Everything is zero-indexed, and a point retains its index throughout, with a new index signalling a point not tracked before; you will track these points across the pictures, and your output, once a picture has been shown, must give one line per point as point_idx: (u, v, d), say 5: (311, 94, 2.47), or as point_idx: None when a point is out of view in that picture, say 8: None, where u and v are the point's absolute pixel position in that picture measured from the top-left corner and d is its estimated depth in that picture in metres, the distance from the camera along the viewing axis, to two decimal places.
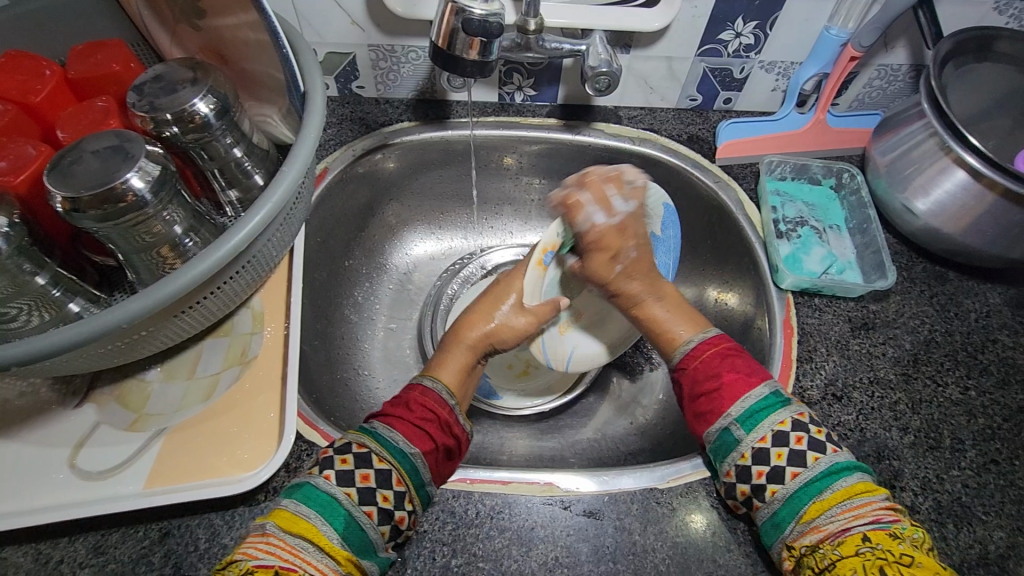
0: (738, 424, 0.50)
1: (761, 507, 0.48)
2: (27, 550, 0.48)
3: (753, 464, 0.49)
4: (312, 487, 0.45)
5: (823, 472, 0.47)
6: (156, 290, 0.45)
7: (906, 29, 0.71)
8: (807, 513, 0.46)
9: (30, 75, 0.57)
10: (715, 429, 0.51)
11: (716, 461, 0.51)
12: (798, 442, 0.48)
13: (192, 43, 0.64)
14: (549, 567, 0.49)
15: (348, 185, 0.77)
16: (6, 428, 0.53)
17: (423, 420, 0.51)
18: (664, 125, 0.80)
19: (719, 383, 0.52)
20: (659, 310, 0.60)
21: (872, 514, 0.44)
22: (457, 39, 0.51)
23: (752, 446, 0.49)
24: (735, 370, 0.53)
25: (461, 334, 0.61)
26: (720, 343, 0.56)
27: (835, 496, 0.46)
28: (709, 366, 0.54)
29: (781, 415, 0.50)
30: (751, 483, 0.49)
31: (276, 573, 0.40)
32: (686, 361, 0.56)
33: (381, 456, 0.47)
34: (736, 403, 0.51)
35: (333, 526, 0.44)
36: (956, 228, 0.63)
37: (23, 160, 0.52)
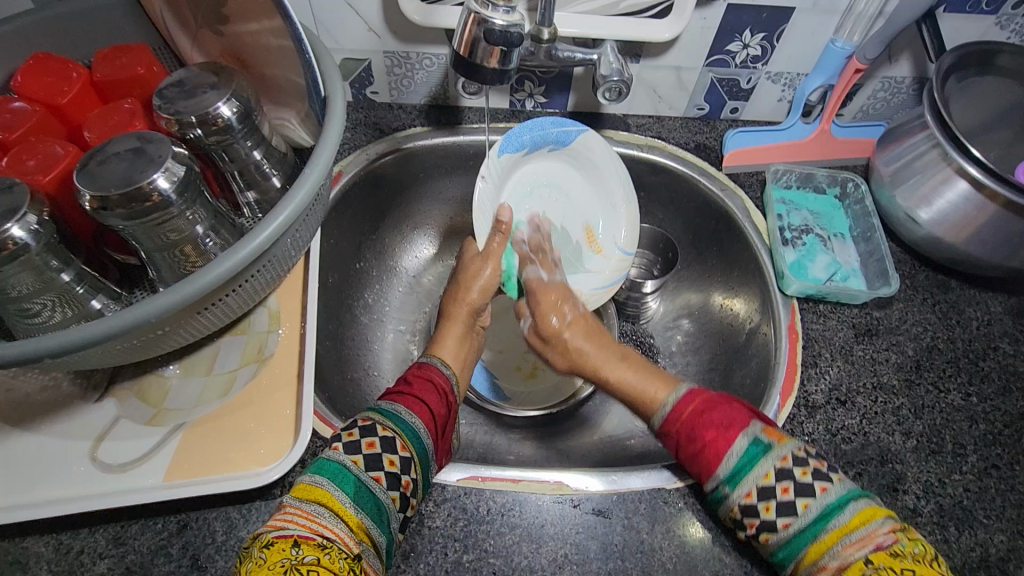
0: (726, 483, 0.47)
1: (760, 545, 0.47)
2: (48, 540, 0.50)
3: (743, 517, 0.46)
4: (324, 460, 0.46)
5: (816, 516, 0.43)
6: (183, 286, 0.47)
7: (911, 42, 0.72)
8: (809, 555, 0.43)
9: (57, 77, 0.59)
10: (708, 488, 0.49)
11: (715, 507, 0.49)
12: (785, 491, 0.45)
13: (213, 48, 0.65)
14: (559, 564, 0.50)
15: (361, 188, 0.78)
16: (28, 421, 0.54)
17: (422, 391, 0.55)
18: (672, 133, 0.82)
19: (704, 442, 0.49)
20: (631, 374, 0.58)
21: (871, 540, 0.41)
22: (478, 48, 0.52)
23: (740, 501, 0.46)
24: (716, 426, 0.49)
25: (452, 312, 0.66)
26: (699, 396, 0.51)
27: (831, 536, 0.43)
28: (694, 424, 0.50)
29: (763, 468, 0.46)
30: (744, 530, 0.47)
31: (296, 543, 0.39)
32: (670, 418, 0.52)
33: (385, 425, 0.49)
34: (721, 464, 0.48)
35: (345, 491, 0.44)
36: (958, 237, 0.65)
37: (50, 160, 0.54)
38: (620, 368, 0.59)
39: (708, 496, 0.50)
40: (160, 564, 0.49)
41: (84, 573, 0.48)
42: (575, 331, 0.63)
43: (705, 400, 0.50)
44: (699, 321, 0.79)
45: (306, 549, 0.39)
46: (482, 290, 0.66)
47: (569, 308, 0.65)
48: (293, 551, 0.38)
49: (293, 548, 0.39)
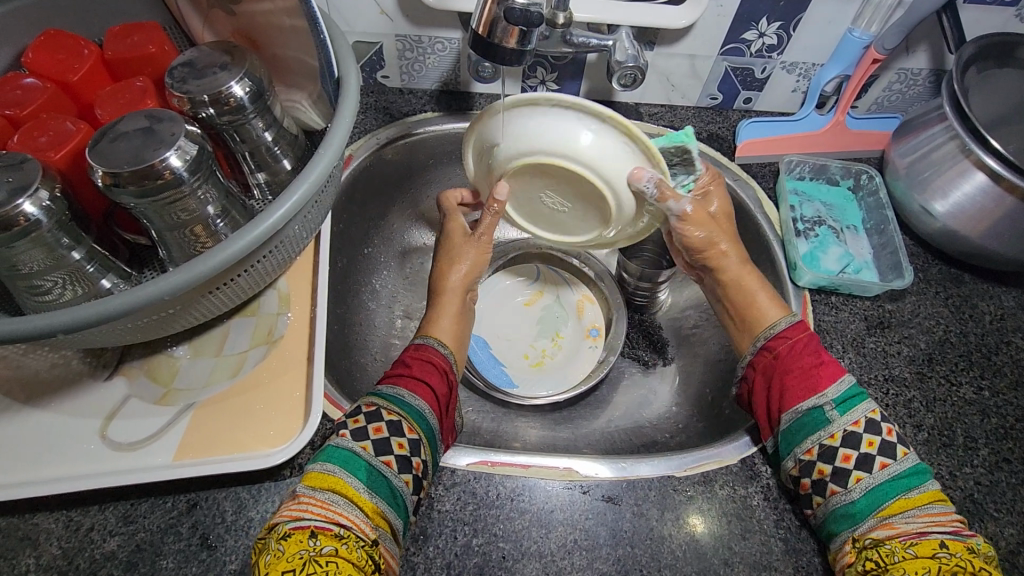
0: (833, 405, 0.51)
1: (836, 493, 0.48)
2: (58, 517, 0.50)
3: (841, 446, 0.49)
4: (333, 447, 0.46)
5: (910, 468, 0.48)
6: (195, 265, 0.46)
7: (929, 33, 0.71)
8: (887, 509, 0.46)
9: (68, 54, 0.58)
10: (806, 408, 0.52)
11: (795, 438, 0.51)
12: (889, 434, 0.49)
13: (225, 28, 0.65)
14: (568, 549, 0.50)
15: (371, 172, 0.78)
16: (38, 398, 0.54)
17: (420, 371, 0.54)
18: (684, 123, 0.81)
19: (820, 365, 0.54)
20: (758, 292, 0.60)
21: (949, 524, 0.45)
22: (497, 28, 0.51)
23: (845, 428, 0.50)
24: (819, 358, 0.54)
25: (443, 286, 0.63)
26: (808, 330, 0.57)
27: (920, 497, 0.47)
28: (799, 353, 0.55)
29: (872, 403, 0.51)
30: (832, 466, 0.49)
31: (312, 534, 0.41)
32: (770, 346, 0.56)
33: (390, 409, 0.49)
34: (832, 384, 0.52)
35: (357, 477, 0.45)
36: (974, 230, 0.64)
37: (62, 136, 0.54)
38: (754, 282, 0.61)
39: (790, 420, 0.52)
40: (170, 542, 0.49)
41: (94, 550, 0.48)
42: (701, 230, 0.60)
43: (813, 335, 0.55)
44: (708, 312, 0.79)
45: (323, 540, 0.40)
46: (477, 262, 0.64)
47: (716, 198, 0.64)
48: (310, 542, 0.40)
49: (311, 540, 0.40)
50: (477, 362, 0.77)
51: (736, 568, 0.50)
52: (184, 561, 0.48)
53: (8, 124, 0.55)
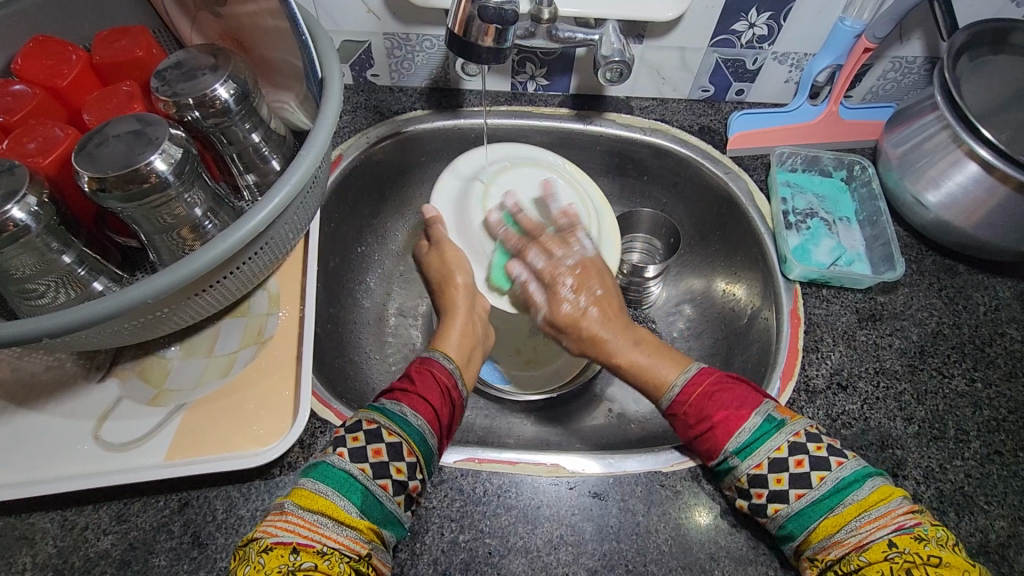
0: (735, 455, 0.49)
1: (767, 521, 0.48)
2: (53, 516, 0.51)
3: (751, 487, 0.48)
4: (327, 466, 0.46)
5: (832, 488, 0.46)
6: (179, 268, 0.47)
7: (922, 21, 0.70)
8: (818, 530, 0.45)
9: (56, 59, 0.59)
10: (714, 462, 0.51)
11: (719, 475, 0.52)
12: (799, 465, 0.47)
13: (212, 30, 0.65)
14: (554, 544, 0.51)
15: (362, 171, 0.78)
16: (33, 400, 0.55)
17: (425, 389, 0.53)
18: (676, 116, 0.81)
19: (713, 424, 0.51)
20: (642, 356, 0.57)
21: (894, 521, 0.43)
22: (473, 26, 0.52)
23: (748, 472, 0.48)
24: (726, 408, 0.51)
25: (454, 305, 0.64)
26: (710, 377, 0.53)
27: (847, 511, 0.45)
28: (699, 406, 0.51)
29: (777, 442, 0.48)
30: (750, 502, 0.49)
31: (295, 550, 0.41)
32: (675, 407, 0.53)
33: (391, 429, 0.48)
34: (730, 439, 0.49)
35: (350, 501, 0.45)
36: (967, 221, 0.64)
37: (51, 143, 0.54)
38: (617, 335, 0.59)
39: (710, 465, 0.52)
40: (162, 540, 0.49)
41: (89, 548, 0.49)
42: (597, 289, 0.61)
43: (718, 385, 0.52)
44: (700, 305, 0.79)
45: (304, 556, 0.41)
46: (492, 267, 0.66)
47: (598, 281, 0.62)
48: (291, 557, 0.41)
49: (292, 555, 0.41)
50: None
51: (722, 562, 0.50)
52: (176, 559, 0.49)
53: None
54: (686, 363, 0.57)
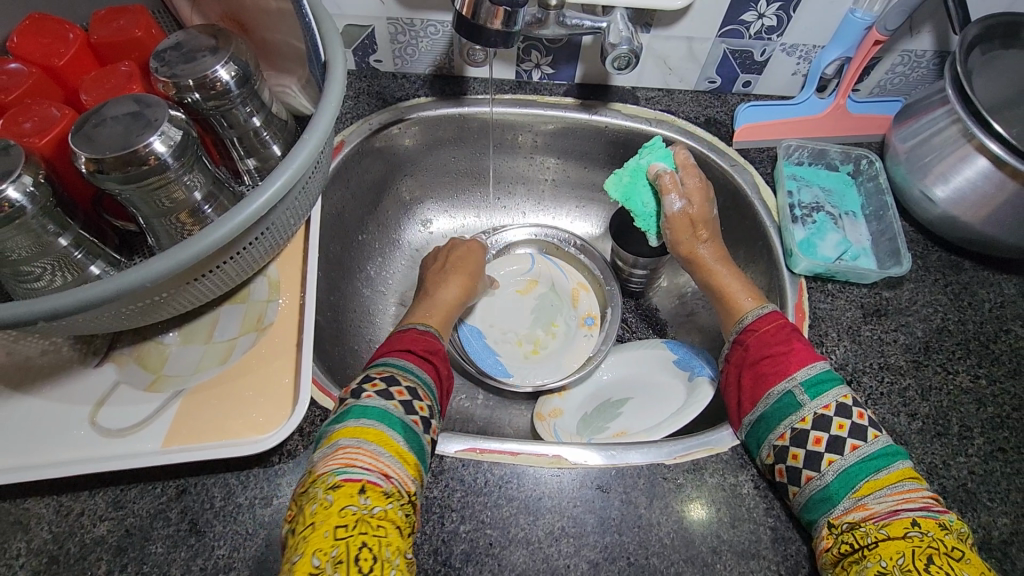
0: (802, 388, 0.51)
1: (813, 477, 0.48)
2: (49, 502, 0.50)
3: (812, 428, 0.50)
4: (385, 411, 0.46)
5: (882, 450, 0.48)
6: (179, 251, 0.46)
7: (933, 14, 0.69)
8: (861, 490, 0.46)
9: (53, 38, 0.57)
10: (778, 392, 0.52)
11: (770, 423, 0.52)
12: (861, 417, 0.50)
13: (213, 11, 0.64)
14: (556, 536, 0.50)
15: (364, 158, 0.77)
16: (28, 385, 0.54)
17: (425, 349, 0.55)
18: (682, 107, 0.80)
19: (788, 349, 0.54)
20: (729, 279, 0.63)
21: (919, 501, 0.45)
22: (482, 9, 0.50)
23: (814, 411, 0.50)
24: (801, 342, 0.55)
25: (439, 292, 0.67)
26: (781, 318, 0.57)
27: (889, 476, 0.46)
28: (768, 341, 0.55)
29: (844, 389, 0.51)
30: (806, 449, 0.49)
31: (363, 489, 0.41)
32: (742, 338, 0.57)
33: (405, 375, 0.50)
34: (803, 368, 0.52)
35: (395, 430, 0.46)
36: (975, 217, 0.63)
37: (47, 122, 0.53)
38: (723, 269, 0.64)
39: (765, 406, 0.52)
40: (159, 527, 0.49)
41: (84, 535, 0.48)
42: (703, 235, 0.65)
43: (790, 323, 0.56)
44: (702, 299, 0.79)
45: (373, 498, 0.41)
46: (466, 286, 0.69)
47: (698, 198, 0.64)
48: (361, 498, 0.40)
49: (361, 496, 0.40)
50: (472, 352, 0.76)
51: (724, 555, 0.50)
52: (173, 547, 0.48)
53: None
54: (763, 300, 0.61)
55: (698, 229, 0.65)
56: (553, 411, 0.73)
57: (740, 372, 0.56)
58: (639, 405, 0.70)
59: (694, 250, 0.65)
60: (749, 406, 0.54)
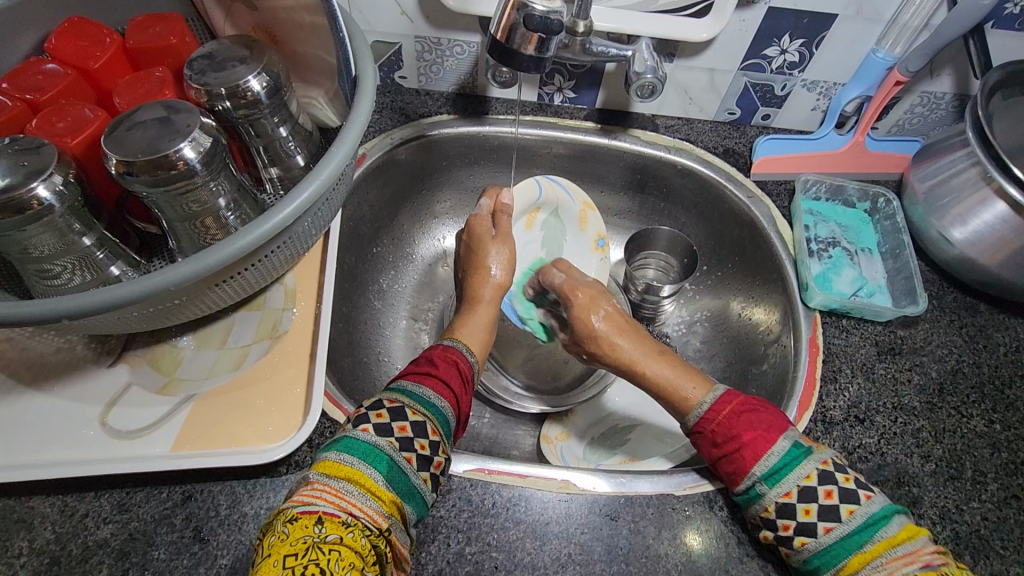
0: (761, 481, 0.49)
1: (790, 554, 0.48)
2: (54, 501, 0.50)
3: (777, 518, 0.48)
4: (353, 440, 0.45)
5: (860, 525, 0.46)
6: (206, 256, 0.46)
7: (954, 58, 0.70)
8: (846, 566, 0.45)
9: (91, 41, 0.59)
10: (741, 487, 0.50)
11: (746, 508, 0.50)
12: (828, 496, 0.47)
13: (246, 23, 0.65)
14: (562, 562, 0.50)
15: (384, 172, 0.78)
16: (41, 381, 0.54)
17: (447, 374, 0.54)
18: (701, 136, 0.81)
19: (740, 445, 0.50)
20: (668, 369, 0.57)
21: (921, 561, 0.43)
22: (516, 34, 0.52)
23: (777, 501, 0.48)
24: (755, 429, 0.51)
25: (478, 294, 0.66)
26: (736, 399, 0.53)
27: (875, 548, 0.45)
28: (727, 428, 0.52)
29: (806, 469, 0.48)
30: (776, 533, 0.48)
31: (319, 521, 0.40)
32: (699, 428, 0.54)
33: (415, 408, 0.49)
34: (759, 462, 0.49)
35: (378, 470, 0.44)
36: (992, 260, 0.63)
37: (80, 122, 0.54)
38: (650, 364, 0.59)
39: (737, 496, 0.51)
40: (163, 533, 0.48)
41: (88, 537, 0.48)
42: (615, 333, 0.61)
43: (745, 404, 0.52)
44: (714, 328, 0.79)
45: (329, 528, 0.40)
46: (507, 268, 0.67)
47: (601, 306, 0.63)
48: (316, 528, 0.40)
49: (316, 526, 0.40)
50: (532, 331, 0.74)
51: None
52: (175, 553, 0.48)
53: (26, 107, 0.56)
54: (710, 385, 0.56)
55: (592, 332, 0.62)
56: (560, 434, 0.72)
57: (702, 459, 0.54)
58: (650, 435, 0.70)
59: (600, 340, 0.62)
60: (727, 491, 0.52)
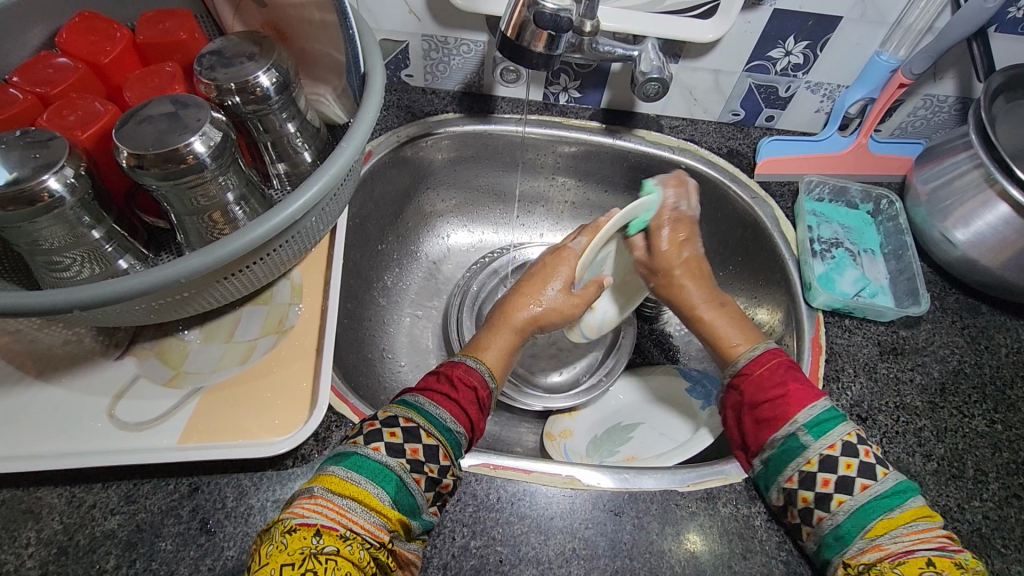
0: (806, 430, 0.50)
1: (823, 518, 0.48)
2: (61, 492, 0.50)
3: (819, 471, 0.49)
4: (360, 457, 0.46)
5: (892, 489, 0.47)
6: (214, 249, 0.47)
7: (957, 61, 0.71)
8: (873, 530, 0.46)
9: (101, 36, 0.59)
10: (783, 433, 0.51)
11: (776, 468, 0.51)
12: (867, 455, 0.49)
13: (254, 20, 0.65)
14: (566, 557, 0.50)
15: (390, 169, 0.78)
16: (49, 373, 0.54)
17: (465, 400, 0.53)
18: (705, 137, 0.81)
19: (786, 391, 0.53)
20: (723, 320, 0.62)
21: (935, 540, 0.44)
22: (526, 31, 0.52)
23: (820, 454, 0.49)
24: (799, 380, 0.53)
25: (509, 316, 0.61)
26: (778, 355, 0.56)
27: (903, 515, 0.46)
28: (777, 374, 0.54)
29: (847, 428, 0.50)
30: (815, 492, 0.48)
31: (317, 533, 0.41)
32: (749, 368, 0.56)
33: (430, 432, 0.48)
34: (803, 410, 0.51)
35: (385, 489, 0.45)
36: (994, 261, 0.64)
37: (91, 116, 0.55)
38: (710, 310, 0.63)
39: (769, 450, 0.51)
40: (170, 524, 0.49)
41: (94, 527, 0.48)
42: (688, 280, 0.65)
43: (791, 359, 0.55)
44: None
45: (327, 540, 0.40)
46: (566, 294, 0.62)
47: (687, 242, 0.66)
48: (313, 540, 0.40)
49: (315, 538, 0.40)
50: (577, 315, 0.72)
51: None
52: (182, 545, 0.48)
53: (37, 101, 0.56)
54: (755, 341, 0.60)
55: (670, 267, 0.65)
56: (563, 431, 0.73)
57: (740, 415, 0.55)
58: (653, 431, 0.70)
59: (672, 278, 0.64)
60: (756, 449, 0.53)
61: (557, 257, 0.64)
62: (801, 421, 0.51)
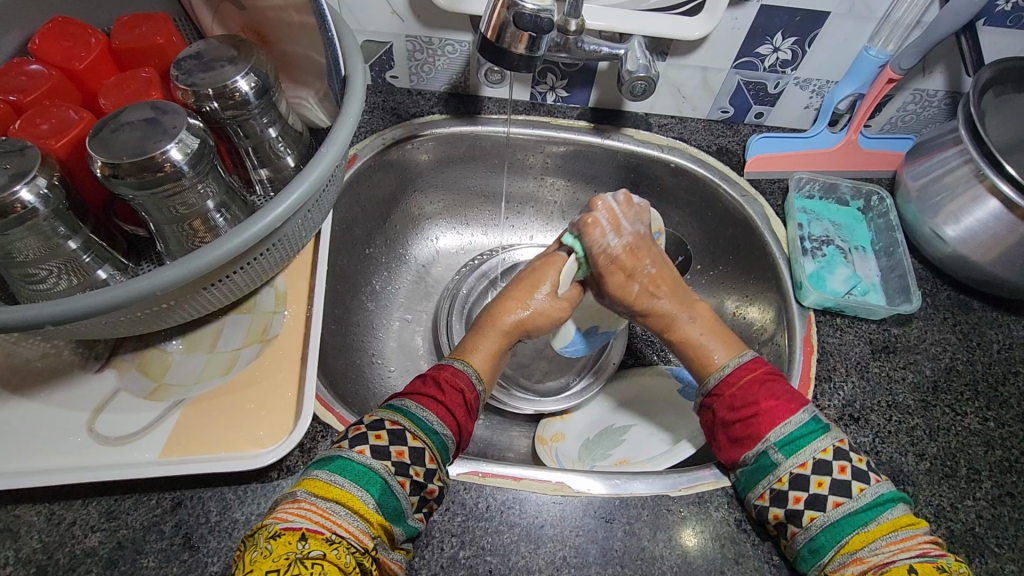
0: (777, 448, 0.50)
1: (798, 533, 0.48)
2: (40, 510, 0.49)
3: (790, 489, 0.48)
4: (346, 461, 0.45)
5: (866, 505, 0.46)
6: (191, 260, 0.45)
7: (945, 55, 0.70)
8: (850, 544, 0.45)
9: (75, 42, 0.58)
10: (753, 454, 0.51)
11: (750, 483, 0.51)
12: (843, 471, 0.48)
13: (234, 22, 0.64)
14: (557, 566, 0.49)
15: (376, 172, 0.77)
16: (27, 387, 0.53)
17: (453, 402, 0.52)
18: (694, 135, 0.80)
19: (759, 409, 0.52)
20: (697, 331, 0.59)
21: (917, 548, 0.44)
22: (506, 33, 0.51)
23: (790, 471, 0.49)
24: (777, 397, 0.52)
25: (497, 317, 0.60)
26: (755, 369, 0.55)
27: (879, 528, 0.45)
28: (749, 389, 0.53)
29: (824, 442, 0.49)
30: (786, 508, 0.48)
31: (302, 537, 0.40)
32: (721, 387, 0.55)
33: (416, 434, 0.48)
34: (774, 429, 0.50)
35: (369, 492, 0.44)
36: (985, 257, 0.63)
37: (65, 124, 0.53)
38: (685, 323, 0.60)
39: (744, 466, 0.51)
40: (152, 540, 0.48)
41: (75, 545, 0.47)
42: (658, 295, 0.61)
43: (768, 372, 0.54)
44: None
45: (312, 544, 0.40)
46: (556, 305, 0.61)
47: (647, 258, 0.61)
48: (299, 545, 0.40)
49: (299, 543, 0.40)
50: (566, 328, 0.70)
51: None
52: (165, 561, 0.47)
53: (10, 109, 0.55)
54: (734, 350, 0.58)
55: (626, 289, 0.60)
56: (554, 435, 0.72)
57: (716, 429, 0.55)
58: (644, 432, 0.69)
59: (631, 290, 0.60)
60: (728, 463, 0.53)
61: (546, 262, 0.63)
62: (773, 438, 0.50)
